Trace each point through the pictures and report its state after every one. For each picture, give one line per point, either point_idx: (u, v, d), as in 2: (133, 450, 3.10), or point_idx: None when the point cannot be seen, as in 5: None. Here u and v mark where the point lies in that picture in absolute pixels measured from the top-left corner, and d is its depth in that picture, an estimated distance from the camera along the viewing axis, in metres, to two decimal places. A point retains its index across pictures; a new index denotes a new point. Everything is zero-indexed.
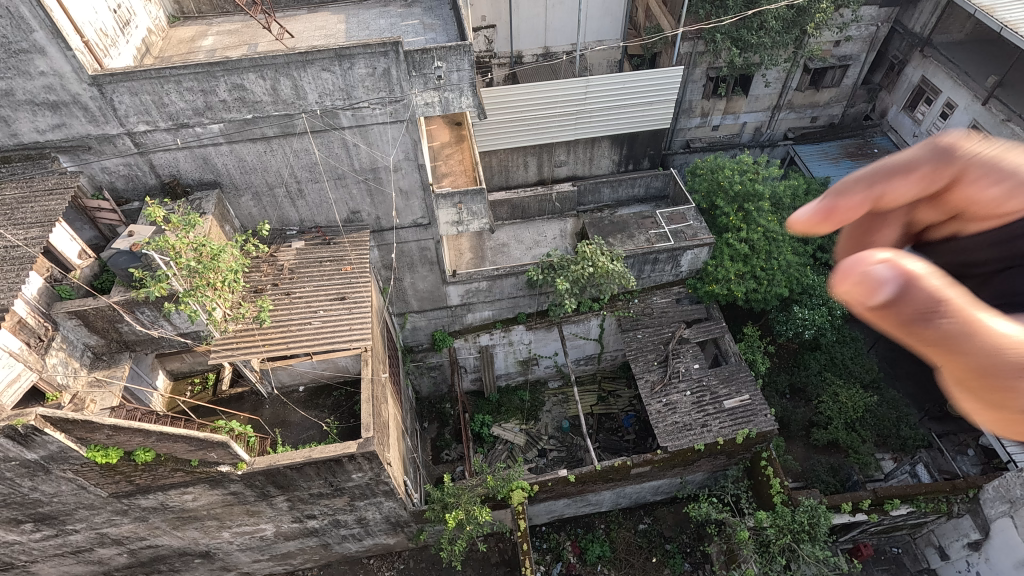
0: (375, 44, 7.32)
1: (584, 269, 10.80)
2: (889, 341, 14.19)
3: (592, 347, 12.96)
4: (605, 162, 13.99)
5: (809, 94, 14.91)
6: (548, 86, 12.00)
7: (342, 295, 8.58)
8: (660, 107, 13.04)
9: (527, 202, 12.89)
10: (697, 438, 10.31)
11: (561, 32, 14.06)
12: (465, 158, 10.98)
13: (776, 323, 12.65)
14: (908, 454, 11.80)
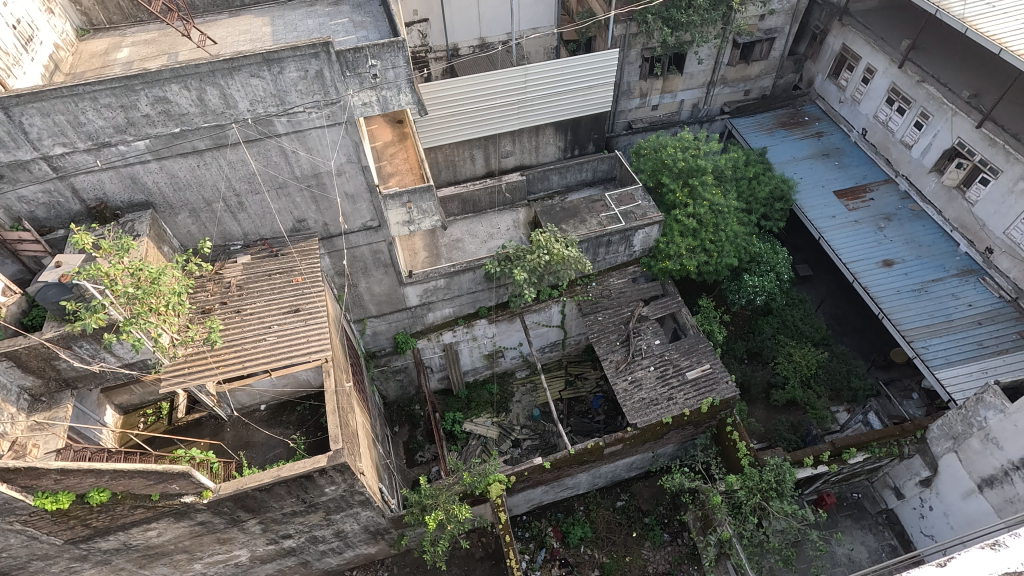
0: (304, 46, 7.06)
1: (540, 257, 10.82)
2: (834, 300, 14.88)
3: (556, 333, 13.05)
4: (551, 149, 14.04)
5: (740, 68, 15.36)
6: (487, 77, 11.89)
7: (296, 306, 8.30)
8: (600, 90, 13.15)
9: (478, 195, 12.81)
10: (665, 411, 10.54)
11: (495, 21, 13.95)
12: (410, 156, 10.79)
13: (729, 293, 13.06)
14: (860, 404, 12.44)
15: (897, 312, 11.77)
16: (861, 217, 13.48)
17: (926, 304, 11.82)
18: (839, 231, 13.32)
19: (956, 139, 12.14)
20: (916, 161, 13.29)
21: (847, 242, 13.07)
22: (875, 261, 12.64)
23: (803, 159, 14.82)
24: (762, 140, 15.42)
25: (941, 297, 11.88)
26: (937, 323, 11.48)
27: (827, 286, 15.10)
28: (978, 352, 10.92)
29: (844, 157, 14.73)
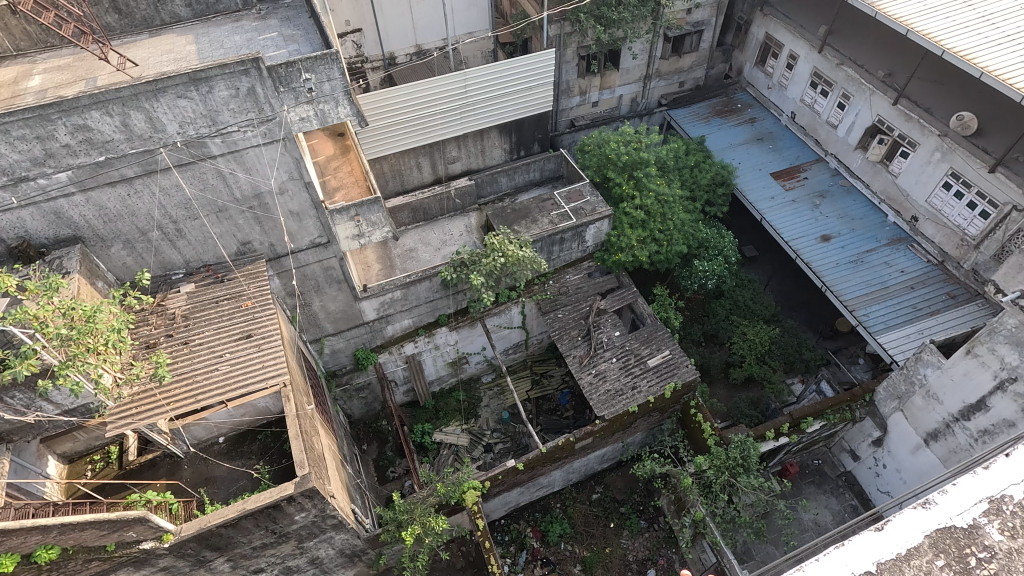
0: (232, 63, 6.80)
1: (495, 260, 10.82)
2: (780, 277, 15.52)
3: (518, 334, 13.07)
4: (497, 151, 14.07)
5: (673, 61, 15.80)
6: (426, 83, 11.79)
7: (248, 331, 7.99)
8: (540, 91, 13.27)
9: (428, 203, 12.70)
10: (631, 401, 10.71)
11: (429, 28, 13.88)
12: (354, 168, 10.58)
13: (681, 279, 13.41)
14: (813, 374, 13.01)
15: (838, 284, 12.38)
16: (797, 197, 14.11)
17: (863, 273, 12.48)
18: (778, 211, 13.90)
19: (876, 117, 12.88)
20: (842, 139, 14.03)
21: (786, 221, 13.66)
22: (813, 237, 13.26)
23: (740, 145, 15.40)
24: (699, 129, 15.93)
25: (876, 266, 12.56)
26: (874, 291, 12.14)
27: (772, 264, 15.73)
28: (914, 314, 11.61)
29: (777, 141, 15.38)
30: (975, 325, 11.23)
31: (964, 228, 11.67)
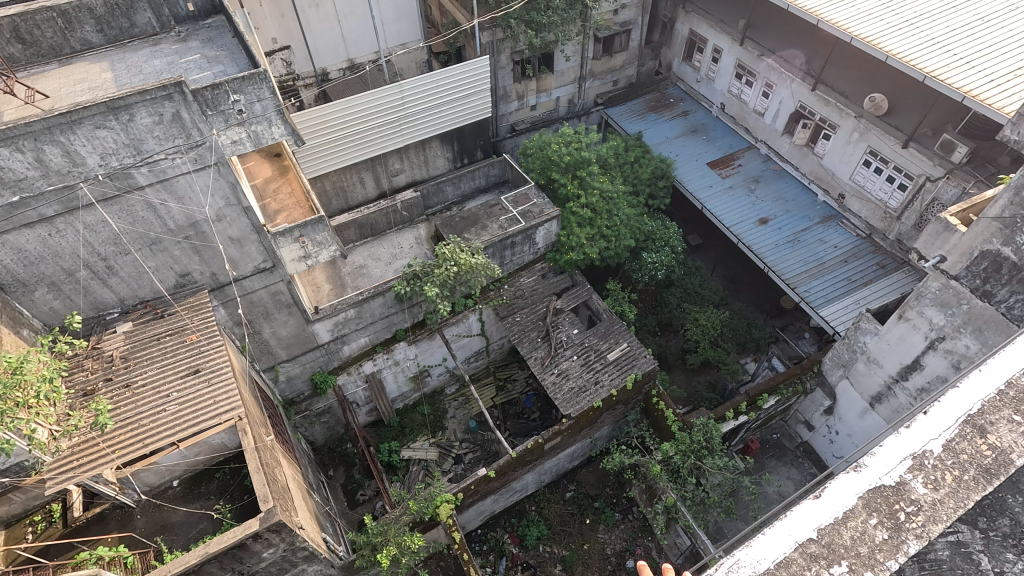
0: (154, 88, 6.49)
1: (447, 270, 10.75)
2: (725, 262, 16.10)
3: (478, 342, 13.01)
4: (440, 161, 14.01)
5: (605, 61, 16.18)
6: (362, 97, 11.62)
7: (195, 366, 7.62)
8: (478, 97, 13.30)
9: (374, 218, 12.50)
10: (594, 396, 10.83)
11: (361, 41, 13.70)
12: (295, 188, 10.30)
13: (632, 272, 13.70)
14: (764, 352, 13.54)
15: (778, 263, 12.96)
16: (734, 183, 14.70)
17: (800, 251, 13.11)
18: (717, 198, 14.43)
19: (798, 103, 13.59)
20: (769, 126, 14.72)
21: (725, 208, 14.20)
22: (752, 221, 13.83)
23: (676, 138, 15.91)
24: (636, 125, 16.37)
25: (812, 243, 13.23)
26: (812, 267, 12.78)
27: (717, 250, 16.32)
28: (849, 286, 12.29)
29: (710, 132, 15.99)
30: (904, 291, 11.99)
31: (886, 201, 12.45)
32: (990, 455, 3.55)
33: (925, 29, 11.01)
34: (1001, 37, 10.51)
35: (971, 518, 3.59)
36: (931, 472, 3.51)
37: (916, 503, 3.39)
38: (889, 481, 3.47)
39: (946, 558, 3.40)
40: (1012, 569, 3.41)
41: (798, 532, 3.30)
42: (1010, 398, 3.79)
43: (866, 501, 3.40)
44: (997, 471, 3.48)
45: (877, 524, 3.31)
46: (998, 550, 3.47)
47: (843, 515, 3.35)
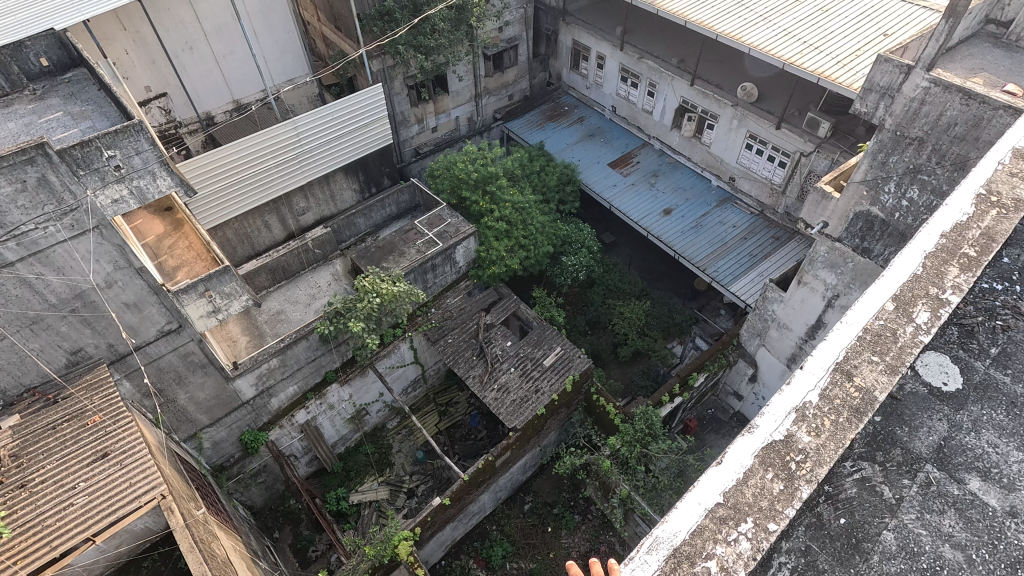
0: (11, 154, 5.88)
1: (370, 302, 10.46)
2: (640, 254, 16.82)
3: (413, 370, 12.73)
4: (347, 193, 13.68)
5: (498, 77, 16.55)
6: (254, 139, 11.12)
7: (103, 449, 6.90)
8: (376, 125, 13.13)
9: (285, 260, 11.95)
10: (537, 404, 10.85)
11: (244, 80, 13.16)
12: (193, 241, 9.67)
13: (555, 277, 14.00)
14: (688, 334, 14.24)
15: (687, 249, 13.73)
16: (636, 180, 15.44)
17: (705, 235, 13.96)
18: (623, 196, 15.09)
19: (680, 98, 14.51)
20: (659, 122, 15.62)
21: (632, 204, 14.89)
22: (657, 213, 14.58)
23: (576, 144, 16.51)
24: (536, 136, 16.83)
25: (713, 227, 14.12)
26: (717, 249, 13.64)
27: (631, 245, 17.03)
28: (752, 261, 13.22)
29: (607, 135, 16.71)
30: (799, 258, 13.08)
31: (771, 178, 13.53)
32: (858, 396, 3.57)
33: (777, 22, 12.15)
34: (839, 24, 11.81)
35: (870, 453, 3.54)
36: (811, 421, 3.47)
37: (802, 453, 3.35)
38: (778, 436, 3.40)
39: (851, 496, 3.36)
40: (910, 493, 3.38)
41: (705, 497, 3.21)
42: (871, 340, 3.81)
43: (761, 458, 3.32)
44: (864, 410, 3.51)
45: (774, 477, 3.26)
46: (895, 478, 3.44)
47: (743, 475, 3.26)
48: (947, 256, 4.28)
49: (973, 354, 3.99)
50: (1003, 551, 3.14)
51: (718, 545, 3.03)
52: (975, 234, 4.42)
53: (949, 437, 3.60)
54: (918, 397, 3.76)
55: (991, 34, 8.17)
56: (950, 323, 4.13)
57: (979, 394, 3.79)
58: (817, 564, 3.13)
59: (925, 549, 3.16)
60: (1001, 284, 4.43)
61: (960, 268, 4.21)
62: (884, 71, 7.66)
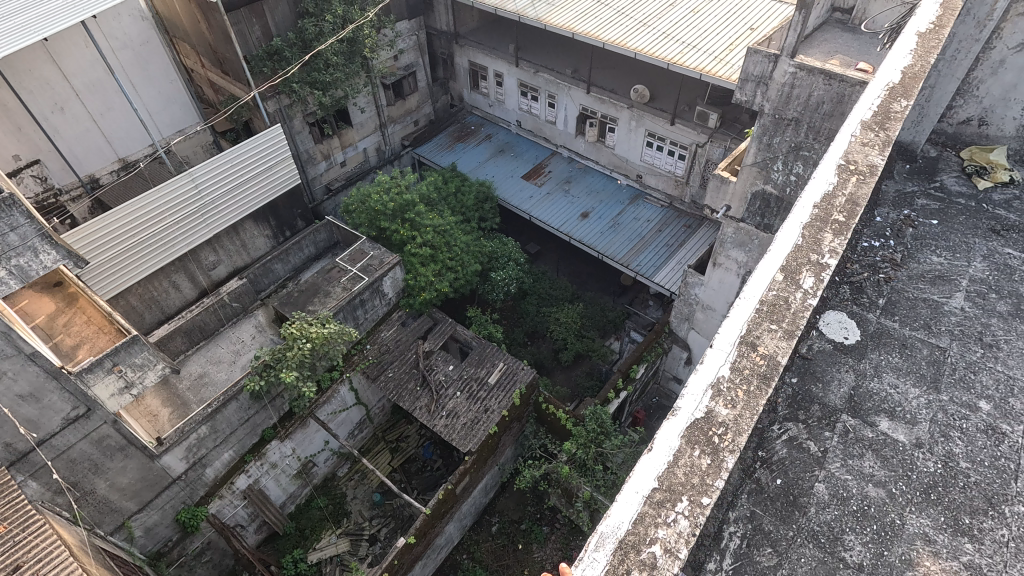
0: None
1: (301, 349, 10.00)
2: (566, 259, 17.22)
3: (357, 412, 12.24)
4: (259, 240, 13.08)
5: (400, 105, 16.50)
6: (149, 197, 10.38)
7: (15, 562, 5.54)
8: (281, 167, 12.71)
9: (201, 320, 11.22)
10: (488, 423, 10.74)
11: (128, 136, 12.33)
12: (92, 315, 8.89)
13: (487, 294, 14.02)
14: (622, 329, 14.71)
15: (608, 248, 14.23)
16: (550, 189, 15.85)
17: (623, 233, 14.52)
18: (541, 206, 15.43)
19: (580, 106, 15.11)
20: (563, 131, 16.16)
21: (550, 212, 15.26)
22: (576, 218, 15.02)
23: (488, 161, 16.74)
24: (448, 158, 16.92)
25: (629, 223, 14.72)
26: (636, 244, 14.23)
27: (555, 252, 17.39)
28: (670, 250, 13.89)
29: (516, 149, 17.07)
30: (711, 242, 13.91)
31: (674, 171, 14.33)
32: (764, 362, 3.27)
33: (655, 26, 12.98)
34: (710, 22, 12.78)
35: (792, 414, 3.79)
36: (726, 394, 3.15)
37: (723, 426, 3.02)
38: (700, 413, 3.07)
39: (783, 458, 3.58)
40: (832, 444, 3.64)
41: (641, 484, 2.85)
42: (768, 311, 3.54)
43: (687, 438, 2.97)
44: (773, 374, 3.20)
45: (701, 453, 2.91)
46: (817, 431, 3.70)
47: (674, 457, 2.90)
48: (820, 223, 4.05)
49: (865, 307, 4.41)
50: (917, 479, 3.46)
51: (660, 529, 2.68)
52: (841, 202, 4.18)
53: (858, 385, 3.92)
54: (826, 354, 4.09)
55: (839, 20, 9.13)
56: (841, 283, 4.58)
57: (876, 343, 4.16)
58: (764, 527, 3.28)
59: (852, 493, 3.42)
60: (879, 241, 4.97)
61: (834, 233, 3.97)
62: (755, 61, 8.31)
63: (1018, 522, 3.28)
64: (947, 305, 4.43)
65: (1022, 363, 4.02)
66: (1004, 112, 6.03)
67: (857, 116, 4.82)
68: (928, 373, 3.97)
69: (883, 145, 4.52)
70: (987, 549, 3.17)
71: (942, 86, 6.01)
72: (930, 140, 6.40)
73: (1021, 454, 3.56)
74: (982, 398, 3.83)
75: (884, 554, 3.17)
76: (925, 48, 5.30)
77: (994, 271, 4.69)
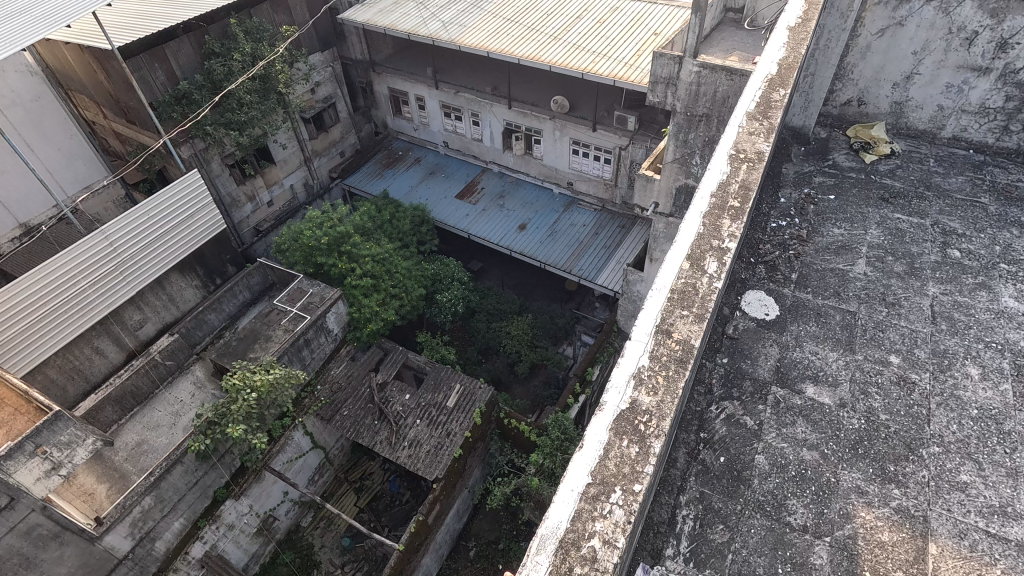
0: None
1: (245, 399, 9.52)
2: (509, 273, 17.33)
3: (315, 456, 11.61)
4: (188, 291, 12.42)
5: (322, 137, 16.21)
6: (60, 260, 9.64)
7: None
8: (202, 215, 12.22)
9: (132, 385, 10.49)
10: (451, 447, 10.55)
11: (29, 199, 11.48)
12: (7, 395, 8.06)
13: (434, 317, 13.90)
14: (573, 334, 14.93)
15: (549, 257, 14.46)
16: (485, 206, 15.96)
17: (561, 240, 14.79)
18: (478, 223, 15.52)
19: (504, 122, 15.36)
20: (490, 147, 16.34)
21: (488, 228, 15.37)
22: (514, 231, 15.19)
23: (419, 185, 16.68)
24: (378, 186, 16.75)
25: (566, 230, 15.02)
26: (575, 249, 14.53)
27: (497, 267, 17.48)
28: (608, 251, 14.27)
29: (446, 170, 17.10)
30: (645, 239, 14.40)
31: (602, 175, 14.78)
32: (679, 347, 3.18)
33: (566, 38, 13.42)
34: (616, 31, 13.34)
35: (728, 393, 3.96)
36: (647, 382, 3.04)
37: (647, 413, 2.90)
38: (625, 405, 2.95)
39: (724, 436, 3.74)
40: (766, 415, 3.83)
41: (575, 480, 2.70)
42: (678, 298, 3.43)
43: (615, 430, 2.86)
44: (690, 358, 3.10)
45: (635, 443, 2.80)
46: (751, 406, 3.88)
47: (604, 450, 2.78)
48: (717, 211, 3.97)
49: (780, 283, 4.68)
50: (844, 436, 3.70)
51: (597, 522, 2.55)
52: (735, 188, 4.12)
53: (783, 357, 4.15)
54: (751, 331, 4.32)
55: (732, 20, 9.75)
56: (756, 263, 4.87)
57: (794, 315, 4.42)
58: (714, 505, 3.44)
59: (789, 459, 3.60)
60: (786, 221, 5.31)
61: (732, 219, 3.89)
62: (661, 64, 8.76)
63: (935, 461, 3.56)
64: (852, 272, 4.77)
65: (921, 315, 4.39)
66: (878, 92, 6.51)
67: (742, 107, 4.84)
68: (842, 336, 4.26)
69: (768, 132, 4.55)
70: (912, 491, 3.43)
71: (821, 73, 6.47)
72: (819, 123, 6.86)
73: (931, 399, 3.86)
74: (892, 352, 4.14)
75: (824, 511, 3.37)
76: (796, 41, 5.47)
77: (888, 236, 5.10)
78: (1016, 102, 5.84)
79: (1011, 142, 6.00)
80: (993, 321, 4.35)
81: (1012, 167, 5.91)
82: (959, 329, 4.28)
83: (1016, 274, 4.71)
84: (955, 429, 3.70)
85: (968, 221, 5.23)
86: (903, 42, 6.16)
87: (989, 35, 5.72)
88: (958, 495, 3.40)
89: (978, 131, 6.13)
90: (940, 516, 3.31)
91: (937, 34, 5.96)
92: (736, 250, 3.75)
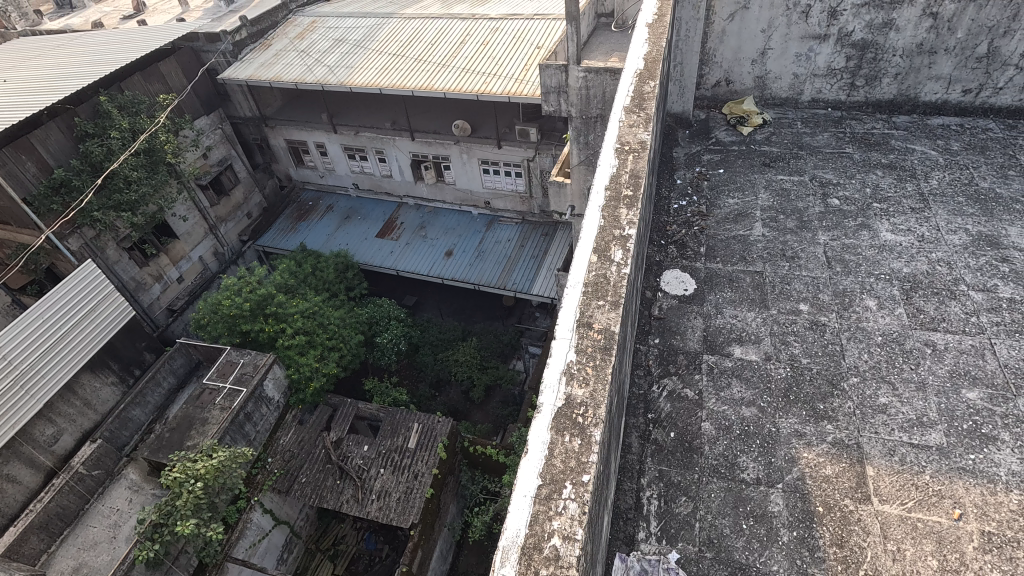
0: None
1: (190, 491, 8.79)
2: (444, 300, 17.21)
3: (281, 534, 10.91)
4: (105, 390, 11.43)
5: (225, 202, 15.57)
6: None
7: None
8: (103, 306, 11.40)
9: (57, 506, 9.50)
10: (422, 488, 10.24)
11: None
12: None
13: (378, 361, 13.58)
14: (520, 348, 14.99)
15: (481, 277, 14.52)
16: (408, 239, 15.82)
17: (490, 259, 14.90)
18: (404, 257, 15.35)
19: (409, 154, 15.34)
20: (401, 180, 16.24)
21: (414, 261, 15.23)
22: (441, 259, 15.15)
23: (336, 231, 16.28)
24: (294, 241, 16.18)
25: (492, 248, 15.14)
26: (505, 264, 14.69)
27: (432, 298, 17.31)
28: (537, 261, 14.53)
29: (361, 211, 16.79)
30: (570, 243, 14.78)
31: (516, 189, 15.06)
32: (602, 336, 3.27)
33: (454, 64, 13.65)
34: (500, 51, 13.73)
35: (666, 371, 4.13)
36: (577, 375, 3.11)
37: (583, 405, 2.96)
38: (560, 401, 3.00)
39: (670, 412, 3.89)
40: (703, 383, 4.02)
41: (527, 485, 2.71)
42: (593, 290, 3.53)
43: (556, 429, 2.89)
44: (614, 344, 3.20)
45: (589, 435, 2.84)
46: (688, 377, 4.07)
47: (549, 450, 2.81)
48: (614, 202, 4.13)
49: (692, 258, 4.95)
50: (776, 387, 3.93)
51: (555, 521, 2.56)
52: (627, 178, 4.32)
53: (707, 326, 4.37)
54: (675, 309, 4.54)
55: (604, 24, 10.27)
56: (667, 244, 5.13)
57: (710, 286, 4.68)
58: (673, 480, 3.56)
59: (731, 420, 3.79)
60: (685, 200, 5.62)
61: (628, 208, 4.07)
62: (550, 74, 9.12)
63: (856, 391, 3.85)
64: (751, 235, 5.12)
65: (818, 263, 4.77)
66: (741, 70, 6.96)
67: (619, 103, 5.08)
68: (755, 296, 4.55)
69: (646, 122, 4.81)
70: (842, 423, 3.69)
71: (687, 60, 6.87)
72: (696, 107, 7.31)
73: (841, 335, 4.20)
74: (800, 301, 4.47)
75: (772, 461, 3.56)
76: (656, 36, 5.83)
77: (776, 197, 5.52)
78: (855, 61, 6.48)
79: (860, 96, 6.71)
80: (878, 255, 4.79)
81: (865, 118, 6.63)
82: (852, 268, 4.68)
83: (888, 210, 5.22)
84: (867, 357, 4.04)
85: (840, 171, 5.77)
86: (751, 23, 6.60)
87: (820, 6, 6.27)
88: (881, 417, 3.69)
89: (831, 91, 6.78)
90: (870, 439, 3.58)
91: (778, 11, 6.44)
92: (637, 235, 3.91)
